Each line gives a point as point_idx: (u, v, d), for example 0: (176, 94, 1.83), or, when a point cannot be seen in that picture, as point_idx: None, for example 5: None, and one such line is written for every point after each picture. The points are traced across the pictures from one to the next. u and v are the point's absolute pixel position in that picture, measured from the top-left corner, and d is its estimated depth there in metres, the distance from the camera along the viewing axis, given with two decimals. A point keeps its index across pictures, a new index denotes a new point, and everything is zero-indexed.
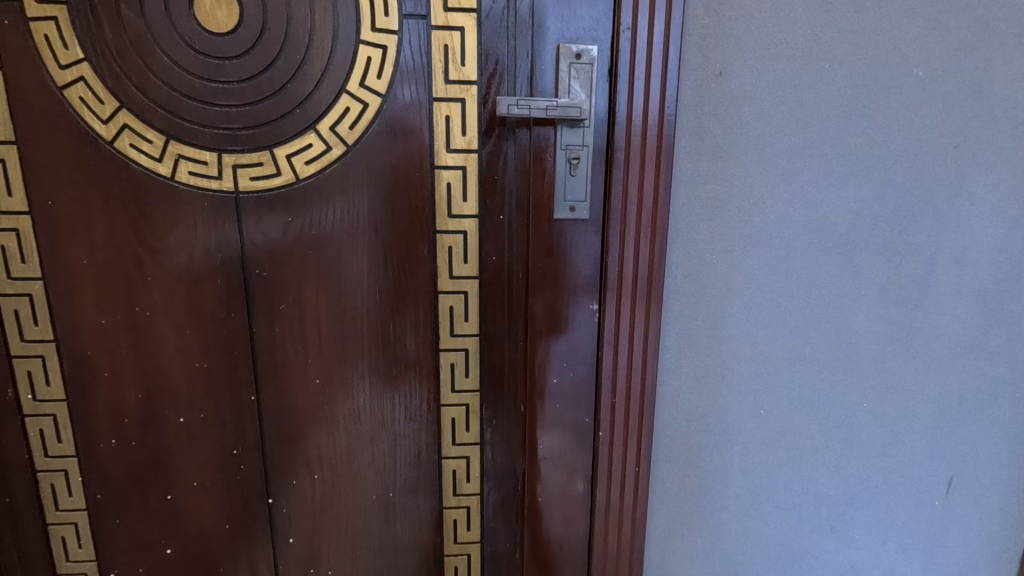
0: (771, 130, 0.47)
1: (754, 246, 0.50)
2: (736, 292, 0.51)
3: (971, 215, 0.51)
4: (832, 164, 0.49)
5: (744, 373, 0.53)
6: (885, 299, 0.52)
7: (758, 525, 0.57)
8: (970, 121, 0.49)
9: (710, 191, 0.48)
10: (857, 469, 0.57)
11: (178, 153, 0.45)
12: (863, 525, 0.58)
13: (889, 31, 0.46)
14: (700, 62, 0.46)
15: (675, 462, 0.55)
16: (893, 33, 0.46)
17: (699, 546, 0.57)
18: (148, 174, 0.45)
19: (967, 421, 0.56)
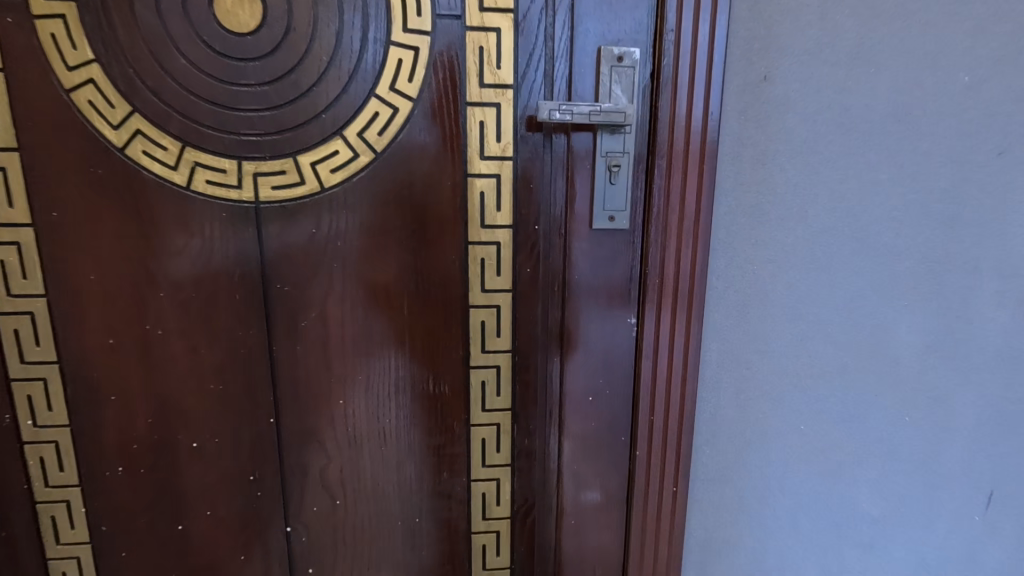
0: (817, 136, 0.45)
1: (797, 258, 0.48)
2: (779, 305, 0.48)
3: (1017, 224, 0.49)
4: (879, 172, 0.47)
5: (785, 388, 0.51)
6: (930, 311, 0.50)
7: (796, 544, 0.55)
8: (1017, 127, 0.47)
9: (754, 199, 0.46)
10: (898, 485, 0.55)
11: (195, 160, 0.42)
12: (902, 541, 0.56)
13: (936, 35, 0.45)
14: (744, 66, 0.44)
15: (713, 481, 0.53)
16: (940, 36, 0.45)
17: (736, 567, 0.55)
18: (162, 183, 0.42)
19: (1007, 433, 0.54)
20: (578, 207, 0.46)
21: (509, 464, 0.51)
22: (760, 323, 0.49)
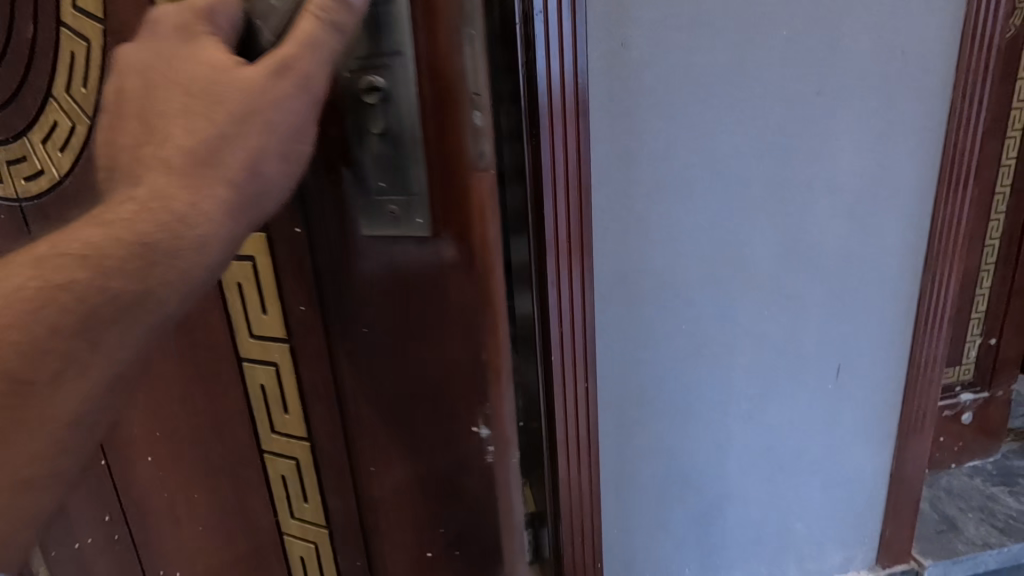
0: (648, 76, 0.86)
1: (630, 154, 0.89)
2: (641, 180, 0.90)
3: (731, 133, 0.91)
4: (671, 97, 0.87)
5: (655, 230, 0.93)
6: (709, 185, 0.93)
7: (671, 317, 0.99)
8: (733, 80, 0.89)
9: (617, 126, 0.87)
10: (717, 280, 0.98)
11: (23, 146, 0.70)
12: (722, 321, 1.01)
13: (690, 17, 0.84)
14: (607, 43, 0.84)
15: (620, 296, 0.96)
16: (692, 16, 0.84)
17: (649, 343, 1.00)
18: (12, 155, 0.72)
19: (762, 260, 0.99)
20: (372, 195, 0.54)
21: (324, 517, 0.72)
22: (629, 209, 0.92)
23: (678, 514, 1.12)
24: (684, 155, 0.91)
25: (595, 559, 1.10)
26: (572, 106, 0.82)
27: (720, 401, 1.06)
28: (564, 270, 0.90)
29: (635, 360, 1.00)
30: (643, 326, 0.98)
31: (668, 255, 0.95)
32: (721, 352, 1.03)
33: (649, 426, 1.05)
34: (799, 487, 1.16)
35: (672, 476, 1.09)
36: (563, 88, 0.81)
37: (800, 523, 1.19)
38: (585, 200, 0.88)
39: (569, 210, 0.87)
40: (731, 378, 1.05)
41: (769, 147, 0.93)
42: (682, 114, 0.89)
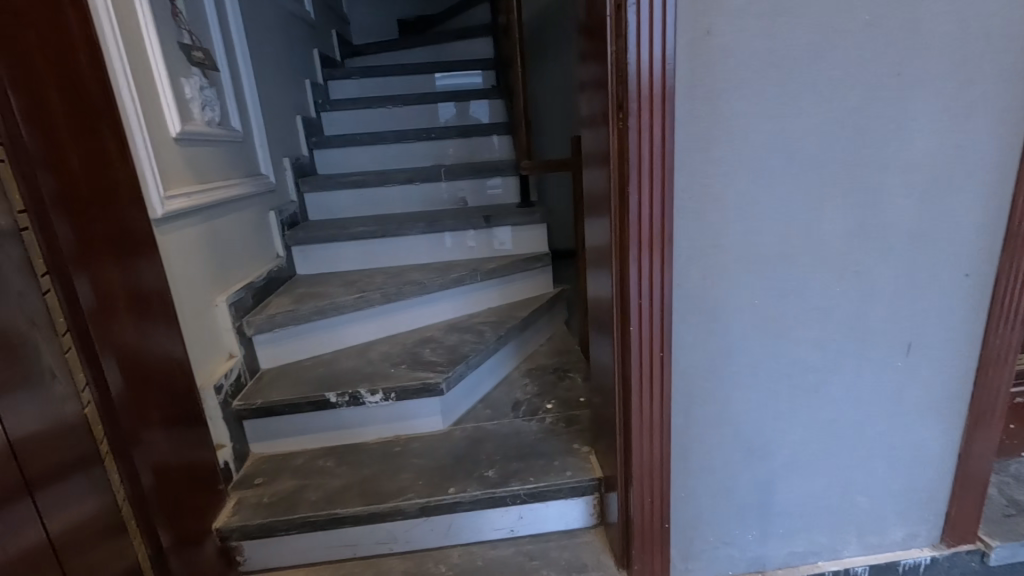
0: (732, 63, 0.91)
1: (712, 138, 0.94)
2: (720, 164, 0.96)
3: (809, 116, 0.95)
4: (752, 82, 0.92)
5: (732, 210, 0.99)
6: (786, 166, 0.97)
7: (743, 293, 1.04)
8: (812, 64, 0.93)
9: (701, 111, 0.93)
10: (790, 259, 1.03)
11: None
12: (793, 298, 1.05)
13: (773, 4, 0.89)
14: (695, 32, 0.89)
15: (697, 272, 1.02)
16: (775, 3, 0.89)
17: (722, 318, 1.05)
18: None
19: (836, 239, 1.03)
20: None
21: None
22: (708, 189, 0.97)
23: (743, 484, 1.18)
24: (760, 138, 0.95)
25: (662, 521, 1.17)
26: (659, 93, 0.90)
27: (789, 376, 1.10)
28: (641, 246, 0.98)
29: (708, 334, 1.06)
30: (715, 302, 1.04)
31: (741, 234, 1.00)
32: (792, 327, 1.07)
33: (717, 397, 1.10)
34: (863, 463, 1.19)
35: (739, 446, 1.15)
36: (651, 75, 0.89)
37: (863, 496, 1.22)
38: (664, 182, 0.95)
39: (653, 190, 0.95)
40: (800, 354, 1.09)
41: (846, 129, 0.97)
42: (761, 98, 0.93)
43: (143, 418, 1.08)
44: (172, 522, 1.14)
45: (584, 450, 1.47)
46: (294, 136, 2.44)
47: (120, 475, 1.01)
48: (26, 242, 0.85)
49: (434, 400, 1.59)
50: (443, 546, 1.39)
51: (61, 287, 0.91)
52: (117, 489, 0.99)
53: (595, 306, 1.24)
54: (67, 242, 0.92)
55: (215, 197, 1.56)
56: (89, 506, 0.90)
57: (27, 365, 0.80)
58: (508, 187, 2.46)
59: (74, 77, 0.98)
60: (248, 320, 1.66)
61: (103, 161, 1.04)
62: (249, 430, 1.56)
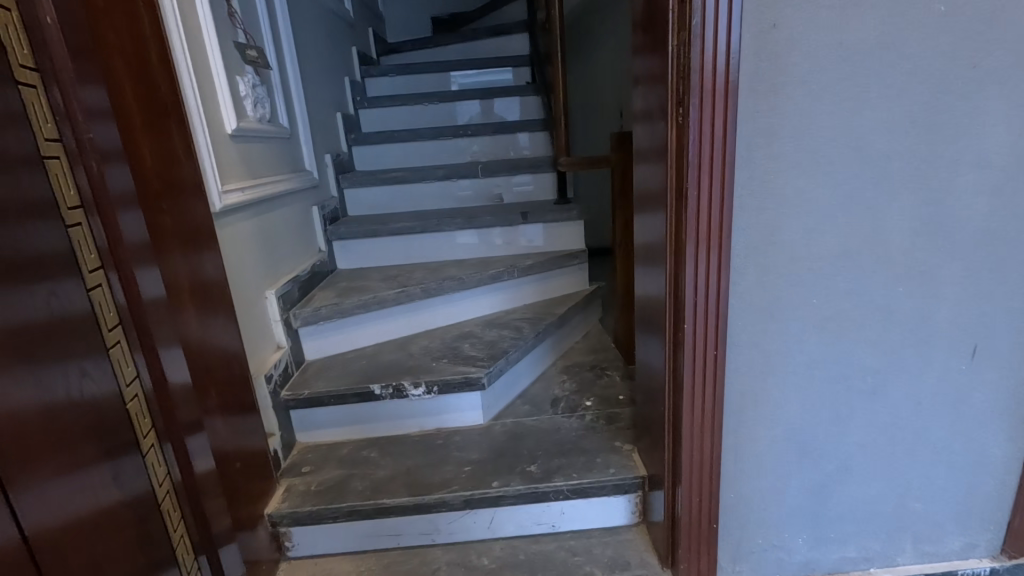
0: (798, 57, 0.89)
1: (775, 135, 0.93)
2: (782, 160, 0.94)
3: (876, 112, 0.93)
4: (818, 78, 0.91)
5: (793, 208, 0.97)
6: (851, 163, 0.95)
7: (801, 292, 1.02)
8: (881, 59, 0.91)
9: (765, 107, 0.91)
10: (852, 258, 1.00)
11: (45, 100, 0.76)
12: (853, 298, 1.03)
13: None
14: (762, 26, 0.88)
15: (755, 270, 1.00)
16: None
17: (778, 317, 1.03)
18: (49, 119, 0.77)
19: (900, 238, 1.00)
20: None
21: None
22: (769, 187, 0.95)
23: (794, 485, 1.16)
24: (824, 132, 0.93)
25: (710, 521, 1.16)
26: (723, 87, 0.89)
27: (847, 377, 1.08)
28: (699, 242, 0.97)
29: (764, 334, 1.04)
30: (773, 300, 1.02)
31: (801, 230, 0.98)
32: (851, 327, 1.05)
33: (771, 397, 1.08)
34: (922, 468, 1.16)
35: (792, 447, 1.13)
36: (715, 69, 0.88)
37: (919, 502, 1.18)
38: (726, 178, 0.93)
39: (713, 186, 0.94)
40: (859, 354, 1.06)
41: (914, 125, 0.94)
42: (827, 94, 0.91)
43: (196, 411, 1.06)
44: (222, 515, 1.13)
45: (626, 448, 1.46)
46: (335, 132, 2.48)
47: (171, 465, 0.99)
48: (74, 240, 0.80)
49: (475, 394, 1.61)
50: (485, 539, 1.40)
51: (116, 280, 0.88)
52: (163, 482, 0.96)
53: (643, 303, 1.23)
54: (135, 234, 0.93)
55: (266, 192, 1.60)
56: (137, 498, 0.88)
57: (70, 358, 0.76)
58: (545, 184, 2.46)
59: (148, 80, 1.03)
60: (295, 312, 1.70)
61: (172, 157, 1.08)
62: (296, 420, 1.60)
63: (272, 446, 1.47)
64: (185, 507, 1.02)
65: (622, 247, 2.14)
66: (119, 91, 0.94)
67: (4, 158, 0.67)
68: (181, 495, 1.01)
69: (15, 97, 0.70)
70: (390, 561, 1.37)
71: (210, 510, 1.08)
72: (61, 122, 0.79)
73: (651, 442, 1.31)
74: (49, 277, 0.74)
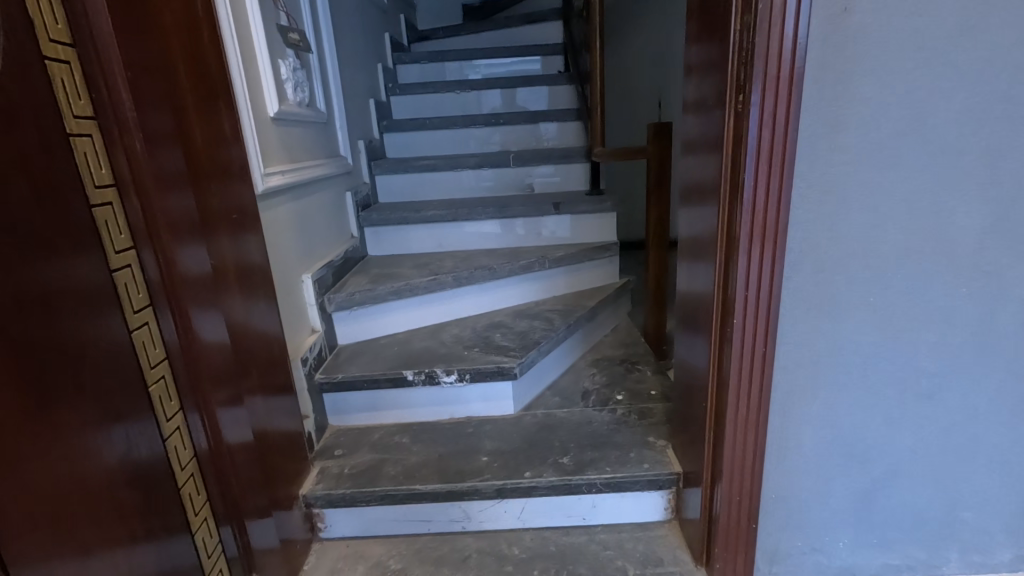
0: (868, 46, 0.86)
1: (838, 129, 0.90)
2: (844, 153, 0.91)
3: (949, 104, 0.89)
4: (888, 67, 0.87)
5: (855, 203, 0.93)
6: (917, 158, 0.91)
7: (858, 291, 0.98)
8: (956, 48, 0.86)
9: (829, 97, 0.88)
10: (913, 257, 0.96)
11: (78, 76, 0.75)
12: (913, 298, 0.99)
13: None
14: (833, 11, 0.84)
15: (811, 266, 0.97)
16: None
17: (832, 316, 1.00)
18: (80, 94, 0.75)
19: (967, 237, 0.95)
20: None
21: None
22: (830, 181, 0.92)
23: (839, 488, 1.13)
24: (891, 125, 0.89)
25: (749, 521, 1.14)
26: (787, 75, 0.86)
27: (899, 380, 1.04)
28: (756, 237, 0.94)
29: (815, 332, 1.01)
30: (827, 297, 0.99)
31: (861, 225, 0.95)
32: (909, 329, 1.01)
33: (819, 398, 1.06)
34: (973, 477, 1.12)
35: (837, 449, 1.10)
36: (780, 55, 0.85)
37: (969, 512, 1.14)
38: (784, 170, 0.90)
39: (770, 179, 0.91)
40: (914, 356, 1.03)
41: (988, 119, 0.90)
42: (895, 84, 0.88)
43: (229, 392, 1.05)
44: (254, 497, 1.12)
45: (660, 444, 1.45)
46: (368, 118, 2.48)
47: (201, 447, 0.99)
48: (100, 220, 0.78)
49: (507, 384, 1.60)
50: (516, 528, 1.40)
51: (150, 260, 0.86)
52: (188, 463, 0.96)
53: (686, 297, 1.21)
54: (178, 215, 0.92)
55: (305, 177, 1.61)
56: (160, 479, 0.88)
57: (97, 338, 0.76)
58: (578, 175, 2.43)
59: (196, 60, 1.02)
60: (330, 296, 1.71)
61: (217, 140, 1.07)
62: (329, 404, 1.62)
63: (306, 428, 1.49)
64: (210, 488, 1.02)
65: (654, 241, 2.12)
66: (171, 69, 0.94)
67: (29, 136, 0.66)
68: (207, 477, 1.00)
69: (42, 70, 0.69)
70: (421, 546, 1.38)
71: (240, 492, 1.07)
72: (101, 99, 0.78)
73: (687, 439, 1.29)
74: (75, 254, 0.72)
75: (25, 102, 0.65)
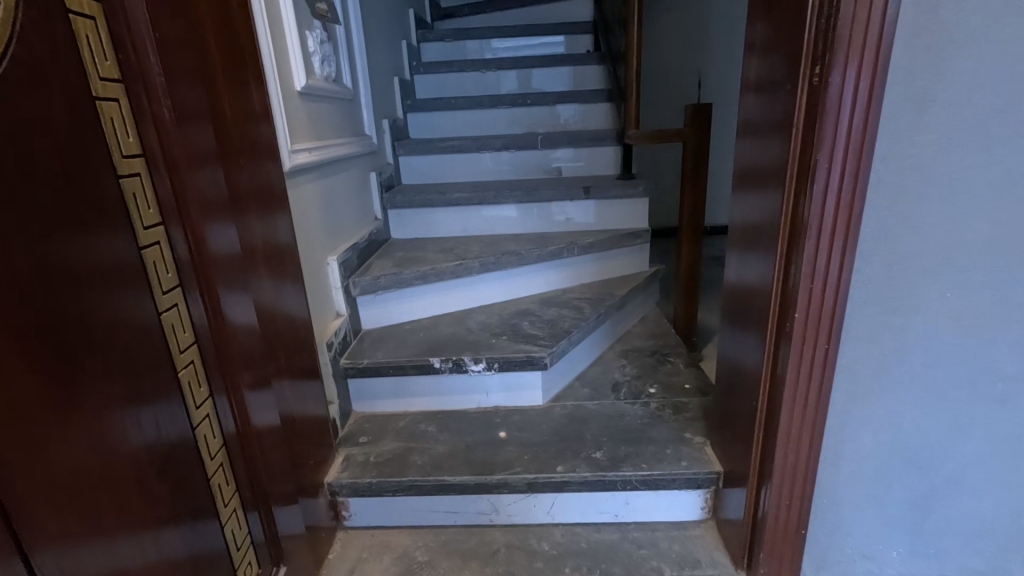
0: (966, 12, 0.77)
1: (926, 106, 0.81)
2: (930, 133, 0.82)
3: None
4: (988, 37, 0.78)
5: (939, 188, 0.85)
6: (1014, 139, 0.82)
7: (934, 286, 0.90)
8: None
9: (917, 72, 0.80)
10: (1000, 250, 0.88)
11: (103, 32, 0.68)
12: (995, 295, 0.90)
13: None
14: None
15: (884, 257, 0.89)
16: None
17: (903, 312, 0.92)
18: (105, 52, 0.69)
19: None
20: None
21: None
22: (911, 164, 0.84)
23: (897, 495, 1.06)
24: (985, 102, 0.81)
25: (798, 525, 1.08)
26: (875, 43, 0.77)
27: (972, 383, 0.97)
28: (828, 224, 0.86)
29: (883, 328, 0.93)
30: (899, 293, 0.91)
31: (944, 214, 0.86)
32: (987, 328, 0.93)
33: (882, 399, 0.98)
34: None
35: (898, 454, 1.02)
36: (870, 19, 0.76)
37: None
38: (865, 149, 0.82)
39: (848, 159, 0.83)
40: (991, 358, 0.95)
41: None
42: (994, 56, 0.79)
43: (257, 377, 1.00)
44: (280, 485, 1.09)
45: (698, 441, 1.39)
46: (392, 97, 2.41)
47: (230, 433, 0.94)
48: (128, 192, 0.72)
49: (536, 374, 1.55)
50: (546, 524, 1.36)
51: (179, 237, 0.81)
52: (218, 451, 0.91)
53: (736, 288, 1.13)
54: (208, 189, 0.86)
55: (331, 155, 1.56)
56: (188, 469, 0.83)
57: (122, 320, 0.70)
58: (608, 159, 2.34)
59: (225, 24, 0.96)
60: (355, 279, 1.66)
61: (247, 111, 1.01)
62: (353, 390, 1.58)
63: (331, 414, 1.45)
64: (239, 478, 0.97)
65: (688, 228, 2.04)
66: (202, 34, 0.88)
67: (52, 98, 0.60)
68: (236, 466, 0.96)
69: (65, 24, 0.62)
70: (448, 538, 1.34)
71: (267, 481, 1.03)
72: (127, 60, 0.71)
73: (730, 437, 1.22)
74: (99, 228, 0.66)
75: (46, 60, 0.59)
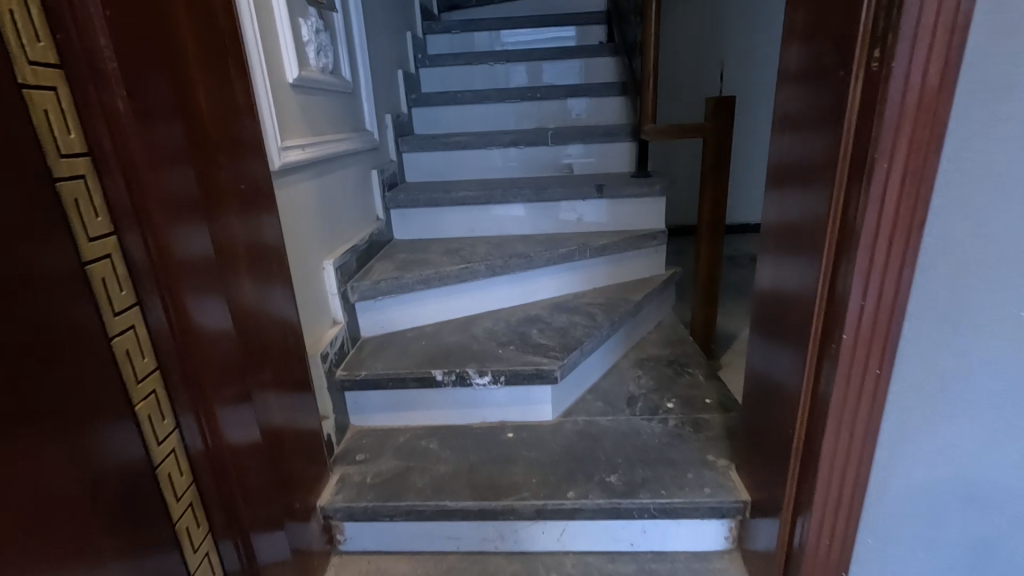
0: None
1: (1003, 98, 0.70)
2: (1006, 129, 0.71)
3: None
4: None
5: (1016, 193, 0.73)
6: None
7: (1005, 305, 0.78)
8: None
9: (994, 58, 0.68)
10: None
11: (35, 12, 0.59)
12: None
13: None
14: None
15: (948, 273, 0.77)
16: None
17: (966, 334, 0.81)
18: (37, 36, 0.59)
19: None
20: None
21: None
22: (983, 165, 0.72)
23: (952, 536, 0.94)
24: None
25: (838, 567, 0.97)
26: (949, 22, 0.66)
27: None
28: (885, 233, 0.75)
29: (943, 353, 0.82)
30: (963, 312, 0.79)
31: (1022, 222, 0.74)
32: None
33: (939, 431, 0.87)
34: None
35: (955, 492, 0.91)
36: None
37: None
38: (931, 147, 0.71)
39: (910, 160, 0.71)
40: None
41: None
42: None
43: (237, 399, 0.90)
44: (268, 515, 0.99)
45: (722, 465, 1.28)
46: (396, 91, 2.31)
47: (208, 465, 0.84)
48: (67, 199, 0.62)
49: (545, 388, 1.44)
50: (555, 552, 1.26)
51: (139, 247, 0.71)
52: (185, 490, 0.82)
53: (770, 301, 1.02)
54: (177, 192, 0.76)
55: (328, 152, 1.46)
56: (146, 513, 0.73)
57: (62, 348, 0.60)
58: (623, 155, 2.22)
59: (200, 7, 0.86)
60: (353, 284, 1.56)
61: (227, 105, 0.91)
62: (351, 403, 1.48)
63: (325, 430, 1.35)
64: (214, 516, 0.87)
65: (708, 230, 1.92)
66: (169, 14, 0.77)
67: None
68: (210, 503, 0.86)
69: None
70: (450, 566, 1.24)
71: (253, 516, 0.93)
72: (67, 44, 0.62)
73: (760, 463, 1.11)
74: (30, 242, 0.57)
75: None
